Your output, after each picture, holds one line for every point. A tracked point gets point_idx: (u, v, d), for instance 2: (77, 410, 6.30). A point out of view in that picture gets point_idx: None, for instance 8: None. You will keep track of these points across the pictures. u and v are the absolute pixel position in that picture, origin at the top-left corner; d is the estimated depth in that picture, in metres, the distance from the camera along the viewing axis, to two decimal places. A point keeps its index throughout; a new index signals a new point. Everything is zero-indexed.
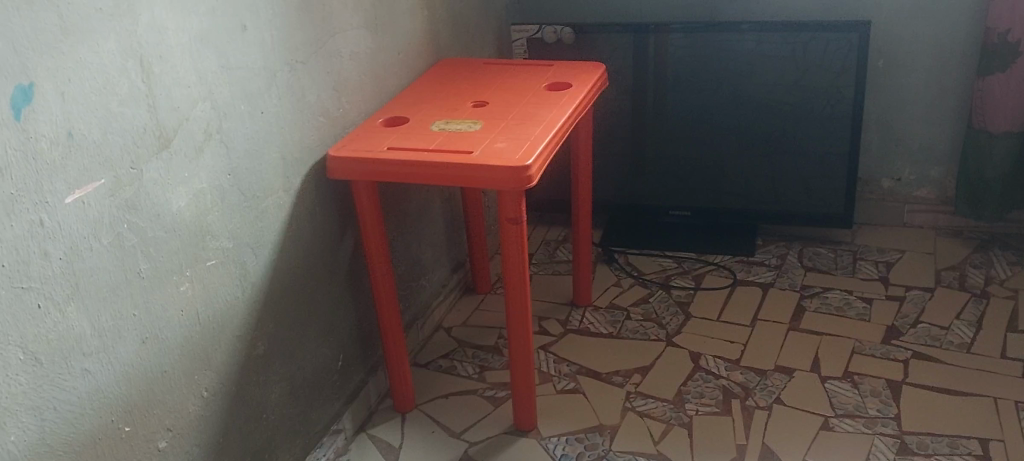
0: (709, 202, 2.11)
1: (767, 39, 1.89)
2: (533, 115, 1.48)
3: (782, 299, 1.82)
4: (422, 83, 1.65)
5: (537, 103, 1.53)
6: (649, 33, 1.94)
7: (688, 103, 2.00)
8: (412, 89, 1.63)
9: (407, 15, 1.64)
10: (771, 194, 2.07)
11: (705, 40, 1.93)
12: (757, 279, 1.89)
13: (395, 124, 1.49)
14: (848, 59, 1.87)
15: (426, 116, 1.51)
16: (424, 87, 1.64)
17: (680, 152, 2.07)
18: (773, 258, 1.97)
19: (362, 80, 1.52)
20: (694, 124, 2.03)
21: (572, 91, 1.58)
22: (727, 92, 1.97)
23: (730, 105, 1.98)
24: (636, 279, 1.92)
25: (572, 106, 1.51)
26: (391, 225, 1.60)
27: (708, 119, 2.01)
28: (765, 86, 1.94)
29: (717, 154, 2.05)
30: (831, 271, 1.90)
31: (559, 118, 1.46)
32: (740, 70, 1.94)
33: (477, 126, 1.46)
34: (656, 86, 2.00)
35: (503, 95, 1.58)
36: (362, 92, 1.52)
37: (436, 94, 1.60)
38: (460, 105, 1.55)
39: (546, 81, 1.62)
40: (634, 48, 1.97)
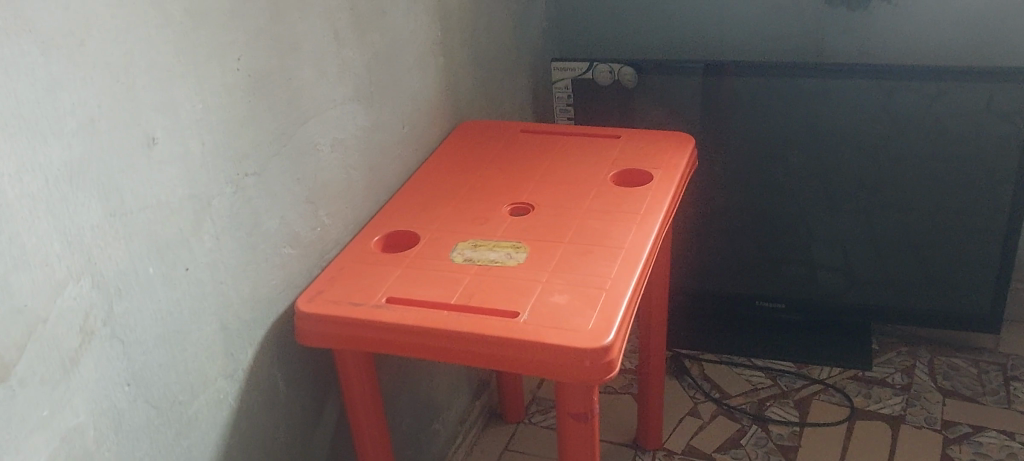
0: (804, 291, 1.64)
1: (888, 86, 1.40)
2: (601, 235, 1.00)
3: (921, 442, 1.34)
4: (438, 170, 1.17)
5: (603, 210, 1.05)
6: (724, 74, 1.46)
7: (789, 169, 1.52)
8: (424, 182, 1.15)
9: (414, 72, 1.16)
10: (884, 282, 1.60)
11: (798, 85, 1.44)
12: (881, 409, 1.42)
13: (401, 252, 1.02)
14: (978, 104, 1.38)
15: (444, 235, 1.04)
16: (441, 177, 1.16)
17: (767, 229, 1.60)
18: (897, 375, 1.50)
19: (350, 178, 1.05)
20: (786, 195, 1.55)
21: (649, 187, 1.09)
22: (842, 156, 1.48)
23: (845, 171, 1.50)
24: (719, 406, 1.46)
25: (655, 218, 1.03)
26: (391, 375, 1.13)
27: (813, 190, 1.53)
28: (884, 148, 1.46)
29: (822, 230, 1.57)
30: (978, 399, 1.43)
31: (643, 244, 0.98)
32: (853, 125, 1.45)
33: (520, 255, 0.98)
34: (737, 145, 1.52)
35: (553, 193, 1.10)
36: (351, 195, 1.05)
37: (458, 191, 1.13)
38: (495, 213, 1.07)
39: (611, 169, 1.14)
40: (706, 97, 1.48)
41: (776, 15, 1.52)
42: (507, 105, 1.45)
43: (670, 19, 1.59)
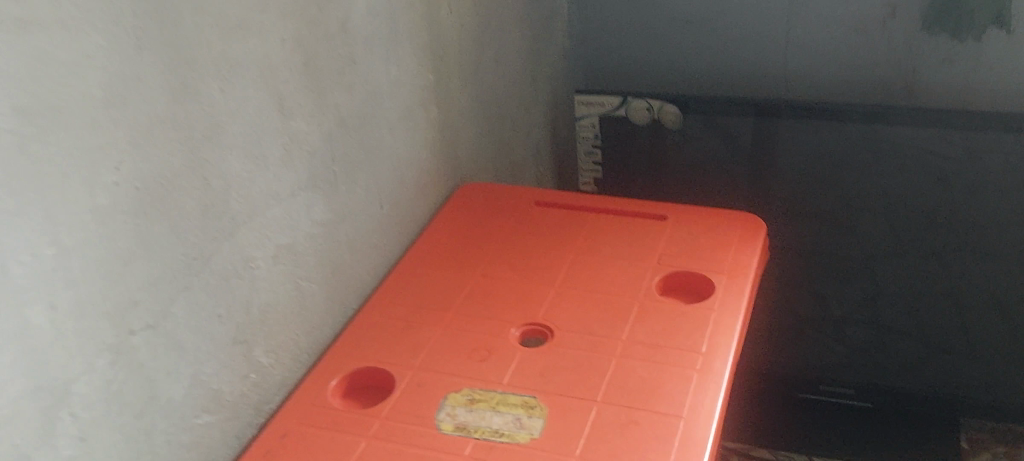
0: (874, 364, 1.31)
1: (981, 148, 1.10)
2: (646, 389, 0.72)
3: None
4: (426, 263, 0.88)
5: (647, 342, 0.76)
6: (776, 117, 1.15)
7: (854, 215, 1.19)
8: (405, 283, 0.85)
9: (397, 135, 0.88)
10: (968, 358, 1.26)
11: (860, 136, 1.13)
12: None
13: (368, 408, 0.73)
14: None
15: (428, 378, 0.75)
16: (429, 275, 0.86)
17: (824, 290, 1.27)
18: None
19: (300, 294, 0.77)
20: (849, 248, 1.22)
21: (709, 305, 0.80)
22: (920, 203, 1.16)
23: (924, 220, 1.17)
24: None
25: (722, 364, 0.74)
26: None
27: (884, 246, 1.20)
28: (975, 196, 1.13)
29: (897, 294, 1.24)
30: None
31: (710, 417, 0.69)
32: (936, 175, 1.13)
33: (534, 423, 0.69)
34: (791, 189, 1.19)
35: (578, 309, 0.80)
36: (303, 316, 0.77)
37: (449, 300, 0.83)
38: (499, 342, 0.78)
39: (658, 273, 0.84)
40: (755, 146, 1.18)
41: (856, 40, 1.23)
42: (520, 149, 1.16)
43: (723, 40, 1.30)
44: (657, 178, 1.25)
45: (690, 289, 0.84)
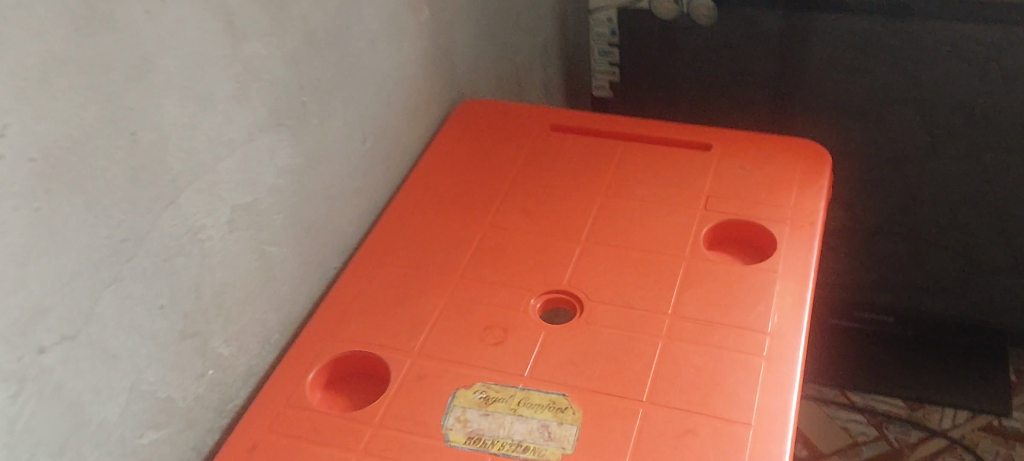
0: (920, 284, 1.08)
1: None
2: (703, 385, 0.58)
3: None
4: (424, 208, 0.72)
5: (699, 318, 0.62)
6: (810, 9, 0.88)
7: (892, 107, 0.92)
8: (398, 236, 0.70)
9: (381, 49, 0.70)
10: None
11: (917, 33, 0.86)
12: None
13: (356, 409, 0.59)
14: None
15: (430, 368, 0.60)
16: (427, 225, 0.71)
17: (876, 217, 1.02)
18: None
19: (266, 263, 0.61)
20: (885, 149, 0.95)
21: (771, 267, 0.65)
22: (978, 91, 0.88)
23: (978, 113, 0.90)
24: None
25: (793, 350, 0.59)
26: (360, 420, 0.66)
27: (930, 145, 0.94)
28: None
29: (942, 200, 0.98)
30: None
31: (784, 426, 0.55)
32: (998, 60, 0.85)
33: (567, 431, 0.56)
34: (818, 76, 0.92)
35: (612, 272, 0.65)
36: (270, 288, 0.62)
37: (453, 260, 0.68)
38: (519, 319, 0.63)
39: (707, 222, 0.69)
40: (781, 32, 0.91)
41: None
42: (526, 50, 0.98)
43: None
44: (657, 65, 1.00)
45: (745, 242, 0.69)
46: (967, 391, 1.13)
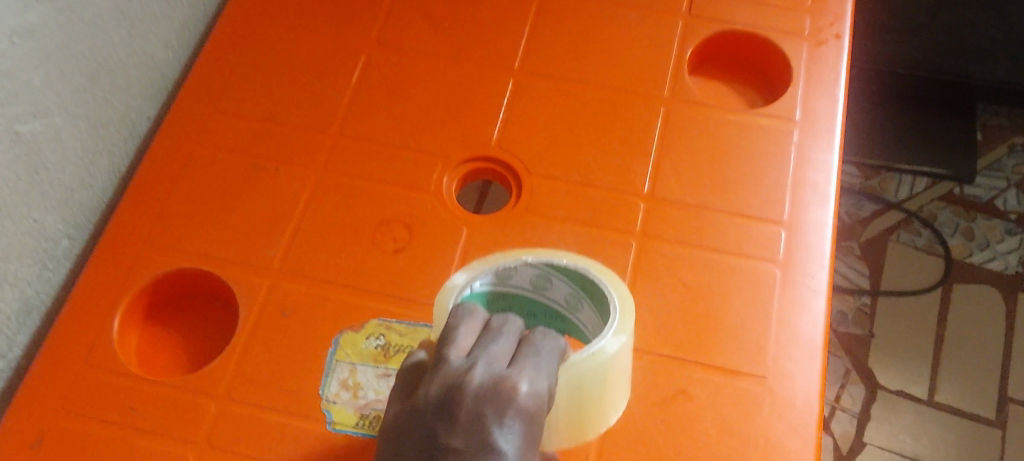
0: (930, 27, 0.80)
1: None
2: (691, 316, 0.41)
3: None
4: (279, 22, 0.50)
5: (684, 204, 0.44)
6: None
7: None
8: (243, 70, 0.48)
9: None
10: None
11: None
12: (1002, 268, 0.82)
13: (191, 371, 0.41)
14: None
15: (299, 294, 0.41)
16: (284, 51, 0.49)
17: None
18: (1008, 195, 0.86)
19: (27, 146, 0.39)
20: None
21: (780, 114, 0.47)
22: None
23: None
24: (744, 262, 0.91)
25: (818, 252, 0.43)
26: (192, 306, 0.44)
27: None
28: None
29: None
30: None
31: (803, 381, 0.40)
32: None
33: None
34: None
35: (559, 128, 0.46)
36: (43, 181, 0.40)
37: (328, 106, 0.47)
38: (428, 205, 0.44)
39: (693, 39, 0.49)
40: None
41: None
42: None
43: None
44: None
45: (748, 62, 0.51)
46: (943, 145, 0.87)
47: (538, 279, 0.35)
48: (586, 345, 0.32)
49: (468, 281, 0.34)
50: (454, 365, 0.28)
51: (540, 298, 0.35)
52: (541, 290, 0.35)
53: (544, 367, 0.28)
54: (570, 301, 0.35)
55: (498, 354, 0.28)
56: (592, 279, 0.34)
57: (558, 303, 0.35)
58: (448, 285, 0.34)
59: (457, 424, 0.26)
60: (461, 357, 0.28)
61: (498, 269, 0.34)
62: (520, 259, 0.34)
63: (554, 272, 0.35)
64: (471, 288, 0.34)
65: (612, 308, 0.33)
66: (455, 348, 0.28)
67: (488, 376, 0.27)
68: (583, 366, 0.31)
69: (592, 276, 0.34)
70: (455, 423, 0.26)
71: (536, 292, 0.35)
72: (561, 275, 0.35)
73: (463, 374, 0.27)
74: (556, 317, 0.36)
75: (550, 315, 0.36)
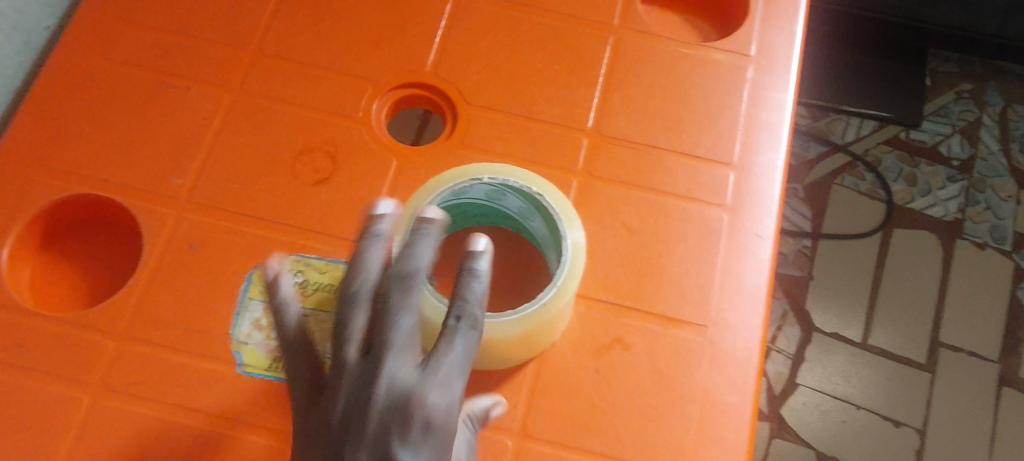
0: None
1: None
2: (632, 263, 0.39)
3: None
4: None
5: (631, 142, 0.41)
6: None
7: None
8: None
9: None
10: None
11: None
12: (939, 212, 0.80)
13: (88, 306, 0.37)
14: None
15: (208, 225, 0.38)
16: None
17: None
18: (952, 141, 0.83)
19: None
20: None
21: (735, 50, 0.44)
22: None
23: None
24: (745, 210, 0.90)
25: (765, 198, 0.40)
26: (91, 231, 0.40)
27: None
28: None
29: None
30: None
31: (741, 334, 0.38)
32: None
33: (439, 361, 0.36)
34: None
35: (500, 56, 0.43)
36: None
37: (247, 20, 0.42)
38: (355, 134, 0.40)
39: None
40: None
41: None
42: None
43: None
44: None
45: None
46: (891, 88, 0.84)
47: (492, 192, 0.36)
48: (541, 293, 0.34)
49: (427, 206, 0.35)
50: (355, 367, 0.27)
51: (493, 204, 0.37)
52: (494, 200, 0.37)
53: (460, 344, 0.28)
54: (522, 212, 0.37)
55: (402, 345, 0.27)
56: (547, 209, 0.36)
57: (511, 211, 0.37)
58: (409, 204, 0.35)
59: (364, 445, 0.26)
60: (363, 346, 0.28)
61: (453, 188, 0.35)
62: (475, 180, 0.35)
63: (508, 190, 0.36)
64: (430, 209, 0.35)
65: (563, 248, 0.35)
66: (354, 340, 0.28)
67: (392, 396, 0.27)
68: (536, 317, 0.34)
69: (545, 200, 0.35)
70: (361, 441, 0.26)
71: (489, 201, 0.37)
72: (515, 194, 0.36)
73: (369, 386, 0.27)
74: (512, 217, 0.38)
75: (505, 215, 0.38)
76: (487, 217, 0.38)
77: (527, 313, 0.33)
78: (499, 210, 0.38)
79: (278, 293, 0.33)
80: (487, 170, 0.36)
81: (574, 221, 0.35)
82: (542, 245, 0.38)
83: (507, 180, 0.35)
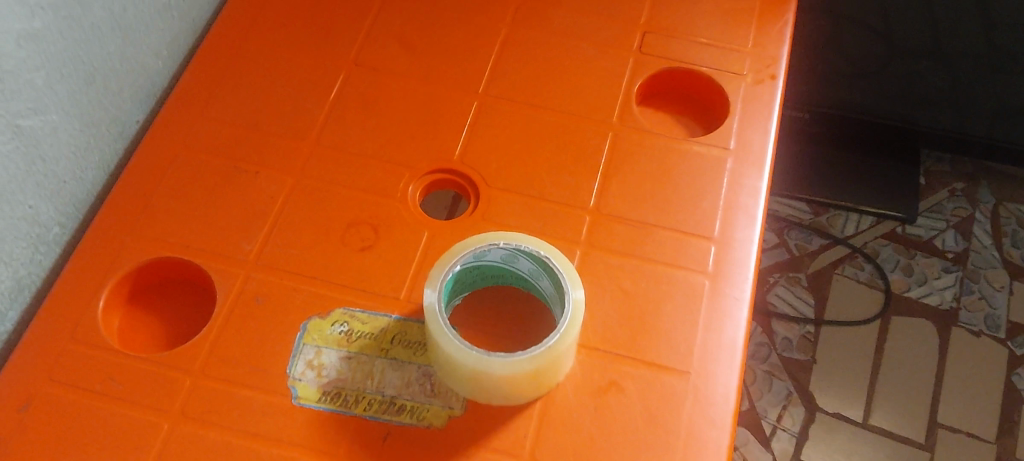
0: None
1: None
2: (627, 318, 0.45)
3: (973, 378, 0.94)
4: (261, 37, 0.54)
5: (626, 219, 0.48)
6: None
7: None
8: (227, 81, 0.52)
9: None
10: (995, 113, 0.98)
11: None
12: None
13: (167, 348, 0.44)
14: None
15: (271, 284, 0.45)
16: (265, 65, 0.53)
17: None
18: None
19: (28, 142, 0.42)
20: None
21: (717, 142, 0.51)
22: None
23: None
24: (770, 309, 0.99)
25: (743, 265, 0.47)
26: (171, 288, 0.47)
27: None
28: None
29: None
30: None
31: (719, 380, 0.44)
32: None
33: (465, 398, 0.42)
34: None
35: (516, 147, 0.51)
36: (42, 175, 0.44)
37: (305, 117, 0.51)
38: (394, 211, 0.48)
39: (642, 73, 0.54)
40: None
41: None
42: None
43: None
44: None
45: (694, 99, 0.55)
46: None
47: (507, 256, 0.44)
48: (551, 334, 0.40)
49: (452, 266, 0.42)
50: None
51: (508, 267, 0.44)
52: (509, 263, 0.44)
53: None
54: (533, 273, 0.44)
55: None
56: (552, 268, 0.43)
57: (524, 272, 0.45)
58: (439, 265, 0.42)
59: None
60: None
61: (474, 251, 0.43)
62: (493, 243, 0.43)
63: (520, 254, 0.43)
64: (455, 268, 0.42)
65: (568, 303, 0.41)
66: None
67: None
68: (548, 354, 0.40)
69: (551, 262, 0.43)
70: None
71: (504, 264, 0.44)
72: (526, 257, 0.43)
73: None
74: (524, 279, 0.45)
75: (518, 277, 0.45)
76: (501, 276, 0.46)
77: (542, 349, 0.40)
78: (512, 272, 0.45)
79: (331, 366, 0.43)
80: (503, 237, 0.43)
81: (576, 282, 0.42)
82: (550, 301, 0.45)
83: (518, 244, 0.43)
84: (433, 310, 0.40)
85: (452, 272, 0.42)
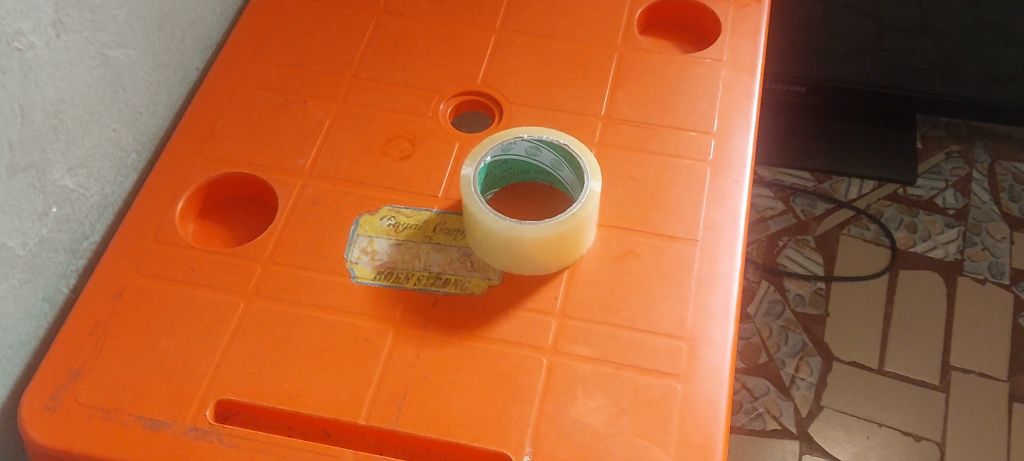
0: None
1: None
2: (641, 200, 0.51)
3: (981, 323, 0.96)
4: None
5: (633, 121, 0.54)
6: None
7: None
8: (275, 30, 0.59)
9: None
10: (985, 79, 0.98)
11: None
12: None
13: (232, 244, 0.52)
14: None
15: (326, 189, 0.51)
16: (306, 17, 0.59)
17: None
18: None
19: (111, 72, 0.49)
20: None
21: (711, 57, 0.58)
22: None
23: None
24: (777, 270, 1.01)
25: (741, 153, 0.53)
26: (234, 202, 0.54)
27: None
28: None
29: None
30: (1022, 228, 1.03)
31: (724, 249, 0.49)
32: None
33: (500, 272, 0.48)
34: None
35: (532, 71, 0.57)
36: (122, 104, 0.51)
37: (345, 56, 0.57)
38: (428, 126, 0.54)
39: (640, 4, 0.60)
40: None
41: None
42: None
43: None
44: None
45: (688, 25, 0.62)
46: None
47: (530, 149, 0.49)
48: (579, 202, 0.46)
49: (483, 157, 0.47)
50: None
51: (532, 161, 0.50)
52: (533, 156, 0.50)
53: None
54: (554, 164, 0.50)
55: None
56: (572, 153, 0.48)
57: (547, 164, 0.50)
58: (472, 156, 0.47)
59: None
60: None
61: (502, 144, 0.48)
62: (518, 137, 0.48)
63: (543, 146, 0.49)
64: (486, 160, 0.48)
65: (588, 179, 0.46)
66: None
67: None
68: (578, 219, 0.45)
69: (570, 148, 0.48)
70: None
71: (529, 157, 0.50)
72: (548, 149, 0.49)
73: None
74: (547, 171, 0.51)
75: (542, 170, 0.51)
76: (528, 173, 0.52)
77: (574, 214, 0.45)
78: (536, 165, 0.51)
79: (383, 252, 0.49)
80: (527, 131, 0.48)
81: (595, 169, 0.47)
82: (570, 188, 0.50)
83: (541, 135, 0.48)
84: (468, 182, 0.46)
85: (484, 164, 0.48)
